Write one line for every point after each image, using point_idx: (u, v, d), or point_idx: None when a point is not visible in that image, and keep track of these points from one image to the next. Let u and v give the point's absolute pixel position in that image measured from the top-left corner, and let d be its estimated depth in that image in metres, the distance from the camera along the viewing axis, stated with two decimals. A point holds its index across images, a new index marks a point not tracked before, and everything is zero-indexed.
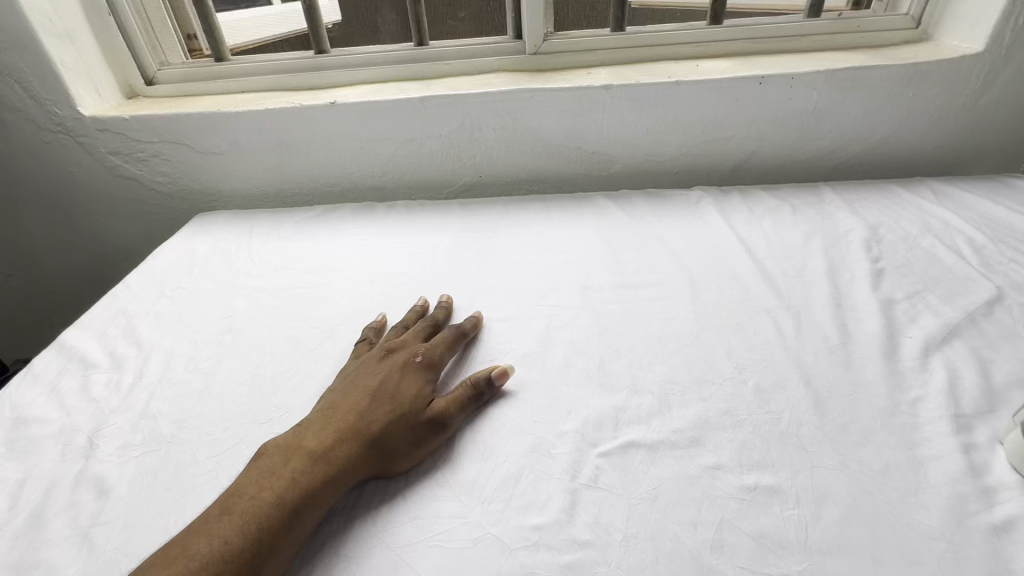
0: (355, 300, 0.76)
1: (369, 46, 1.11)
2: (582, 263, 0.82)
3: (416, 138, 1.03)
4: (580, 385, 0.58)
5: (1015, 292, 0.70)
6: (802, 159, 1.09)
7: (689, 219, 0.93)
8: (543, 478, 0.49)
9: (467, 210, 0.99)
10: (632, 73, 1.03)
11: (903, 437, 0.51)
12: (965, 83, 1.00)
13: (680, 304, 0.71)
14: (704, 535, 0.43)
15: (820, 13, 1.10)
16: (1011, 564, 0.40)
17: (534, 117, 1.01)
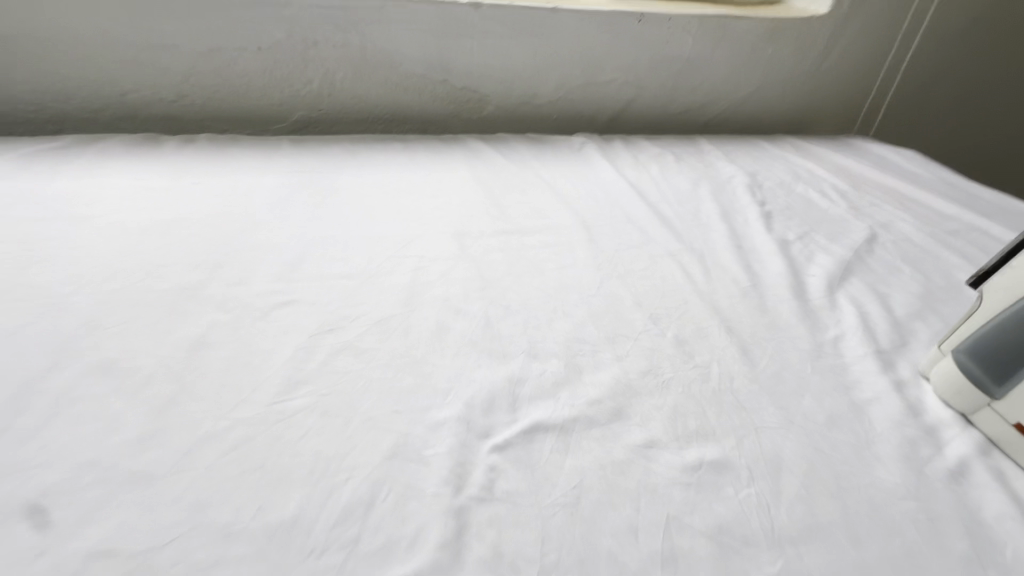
0: (106, 257, 0.49)
1: None
2: (454, 208, 0.65)
3: (221, 50, 0.76)
4: (460, 354, 0.42)
5: (885, 231, 0.71)
6: (677, 112, 1.05)
7: (574, 164, 0.81)
8: (410, 498, 0.32)
9: (303, 145, 0.75)
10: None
11: (837, 381, 0.44)
12: (814, 44, 1.04)
13: (577, 251, 0.58)
14: (649, 547, 0.30)
15: None
16: (980, 515, 0.34)
17: (387, 35, 0.81)
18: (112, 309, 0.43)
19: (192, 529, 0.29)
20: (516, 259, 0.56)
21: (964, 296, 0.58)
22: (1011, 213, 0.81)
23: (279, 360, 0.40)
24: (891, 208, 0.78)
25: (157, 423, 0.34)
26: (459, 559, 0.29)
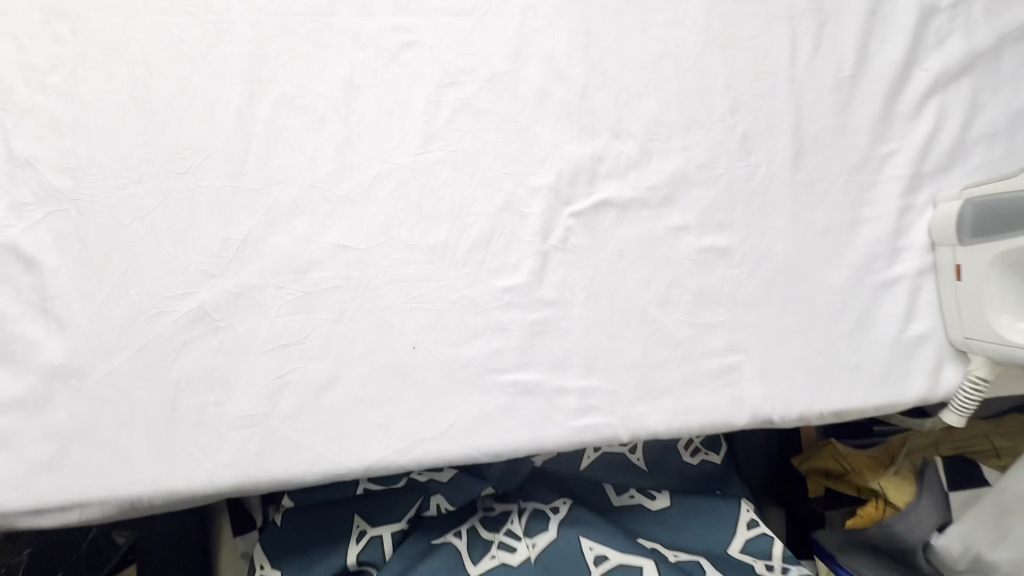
0: (321, 241, 0.54)
1: (48, 256, 0.51)
2: (481, 31, 0.59)
3: (132, 69, 0.55)
4: (653, 278, 0.58)
5: (886, 18, 0.65)
6: None
7: (508, 33, 0.59)
8: (689, 398, 0.56)
9: (263, 16, 0.57)
10: (197, 21, 0.56)
11: (882, 282, 0.60)
12: None
13: (677, 48, 0.61)
14: (730, 422, 0.56)
15: None
16: (918, 296, 0.60)
17: None
18: (409, 325, 0.54)
19: (480, 405, 0.54)
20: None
21: (936, 70, 0.65)
22: None
23: (472, 334, 0.55)
24: None
25: (391, 424, 0.53)
26: (671, 370, 0.57)
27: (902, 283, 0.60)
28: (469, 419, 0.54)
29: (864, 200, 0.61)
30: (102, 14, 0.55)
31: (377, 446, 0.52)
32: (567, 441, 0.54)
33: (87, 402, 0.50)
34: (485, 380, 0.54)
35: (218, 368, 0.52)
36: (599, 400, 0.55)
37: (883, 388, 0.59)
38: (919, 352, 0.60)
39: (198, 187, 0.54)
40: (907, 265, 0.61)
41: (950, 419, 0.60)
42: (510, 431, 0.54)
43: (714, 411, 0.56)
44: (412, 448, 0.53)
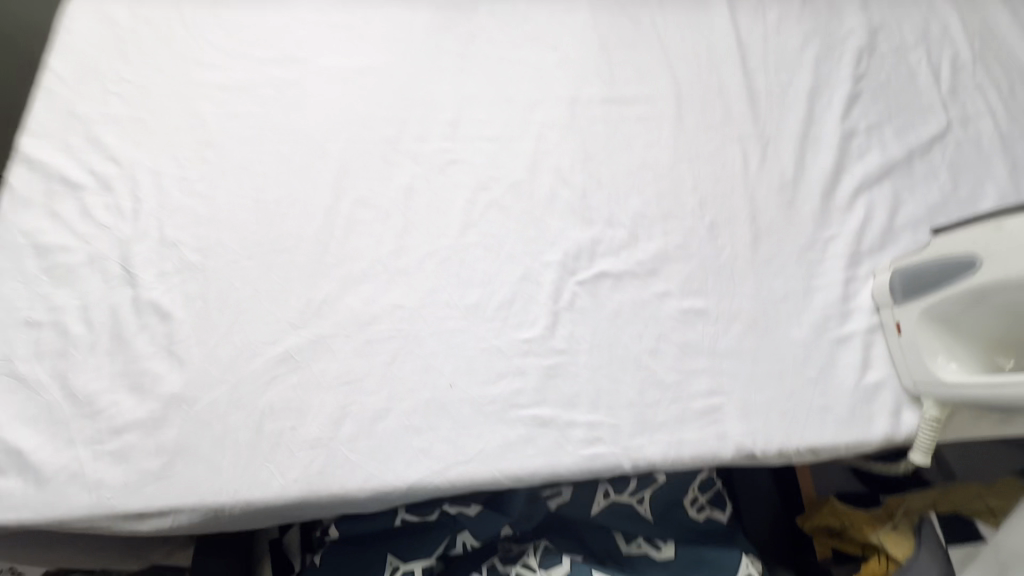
0: (382, 302, 0.70)
1: (177, 311, 0.67)
2: (506, 152, 0.80)
3: (254, 180, 0.75)
4: (644, 333, 0.71)
5: (814, 139, 0.85)
6: (560, 87, 0.85)
7: (526, 153, 0.80)
8: (680, 433, 0.66)
9: (350, 144, 0.79)
10: (303, 147, 0.78)
11: (838, 338, 0.72)
12: (701, 18, 0.93)
13: (654, 162, 0.81)
14: (717, 455, 0.66)
15: (410, 34, 0.88)
16: (870, 349, 0.72)
17: (334, 116, 0.80)
18: (447, 368, 0.67)
19: (504, 435, 0.65)
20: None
21: (859, 175, 0.83)
22: (900, 100, 0.90)
23: (497, 376, 0.68)
24: (823, 105, 0.88)
25: (430, 449, 0.64)
26: (663, 409, 0.67)
27: (855, 338, 0.72)
28: (495, 446, 0.64)
29: (815, 272, 0.76)
30: (237, 144, 0.77)
31: (418, 468, 0.63)
32: (576, 467, 0.64)
33: (192, 425, 0.62)
34: (508, 414, 0.66)
35: (295, 399, 0.65)
36: (603, 432, 0.66)
37: (850, 428, 0.68)
38: (878, 397, 0.70)
39: (293, 262, 0.71)
40: (858, 324, 0.73)
41: (916, 458, 0.68)
42: (528, 457, 0.64)
43: (702, 444, 0.66)
44: (447, 470, 0.63)
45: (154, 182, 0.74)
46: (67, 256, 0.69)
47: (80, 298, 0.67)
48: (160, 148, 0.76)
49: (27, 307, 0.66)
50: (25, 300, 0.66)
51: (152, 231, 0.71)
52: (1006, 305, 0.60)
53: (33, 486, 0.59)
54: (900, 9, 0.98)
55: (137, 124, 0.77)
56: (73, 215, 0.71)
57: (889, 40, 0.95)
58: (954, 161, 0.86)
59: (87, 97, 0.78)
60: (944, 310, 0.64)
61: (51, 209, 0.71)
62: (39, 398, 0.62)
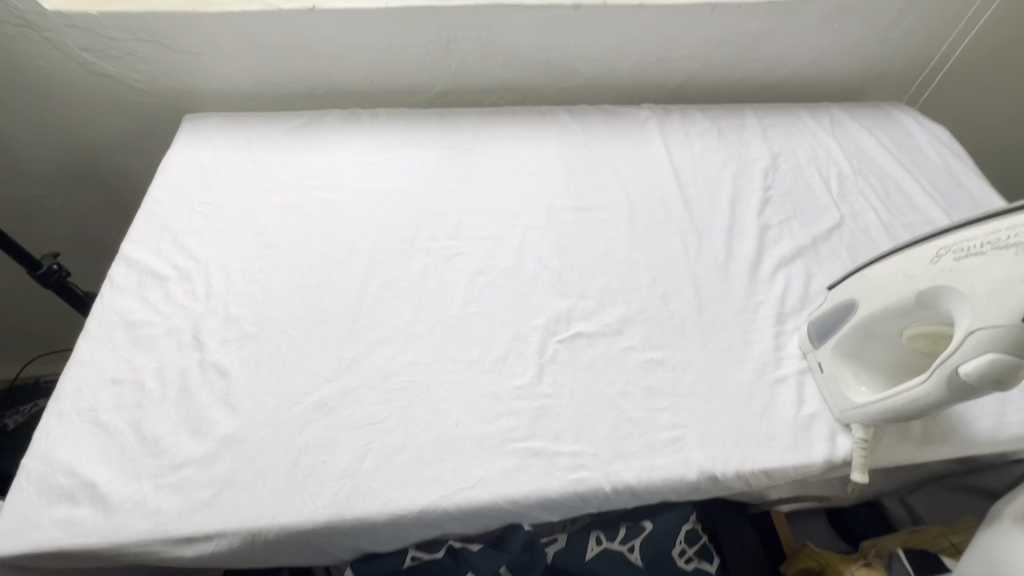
0: (400, 357, 0.86)
1: (237, 367, 0.83)
2: (498, 245, 1.03)
3: (302, 267, 0.96)
4: (615, 378, 0.86)
5: (738, 230, 1.09)
6: (540, 198, 1.12)
7: (515, 245, 1.03)
8: (650, 459, 0.78)
9: (377, 241, 1.02)
10: (340, 244, 1.01)
11: (775, 378, 0.88)
12: (642, 148, 1.24)
13: (615, 249, 1.04)
14: (683, 477, 0.78)
15: (427, 164, 1.17)
16: (802, 387, 0.87)
17: (367, 221, 1.05)
18: (454, 409, 0.81)
19: (502, 464, 0.77)
20: (386, 86, 1.31)
21: (776, 256, 1.05)
22: (802, 201, 1.17)
23: (495, 414, 0.81)
24: (742, 206, 1.14)
25: (438, 477, 0.75)
26: (634, 438, 0.80)
27: (789, 379, 0.88)
28: (495, 474, 0.76)
29: (750, 329, 0.94)
30: (290, 245, 0.99)
31: (428, 493, 0.74)
32: (564, 490, 0.75)
33: (240, 459, 0.74)
34: (504, 446, 0.78)
35: (327, 438, 0.77)
36: (586, 459, 0.78)
37: (794, 452, 0.81)
38: (815, 426, 0.83)
39: (329, 329, 0.89)
40: (790, 367, 0.89)
41: (856, 476, 0.80)
42: (523, 482, 0.75)
43: (670, 468, 0.78)
44: (453, 495, 0.74)
45: (223, 273, 0.94)
46: (150, 329, 0.86)
47: (157, 360, 0.83)
48: (230, 248, 0.98)
49: (113, 368, 0.82)
50: (113, 363, 0.82)
51: (219, 309, 0.90)
52: (888, 337, 0.78)
53: (101, 514, 0.69)
54: (793, 141, 1.31)
55: (216, 230, 1.01)
56: (158, 298, 0.90)
57: (788, 161, 1.25)
58: (850, 245, 1.10)
59: (177, 215, 1.02)
60: (847, 347, 0.82)
61: (142, 295, 0.90)
62: (115, 441, 0.75)
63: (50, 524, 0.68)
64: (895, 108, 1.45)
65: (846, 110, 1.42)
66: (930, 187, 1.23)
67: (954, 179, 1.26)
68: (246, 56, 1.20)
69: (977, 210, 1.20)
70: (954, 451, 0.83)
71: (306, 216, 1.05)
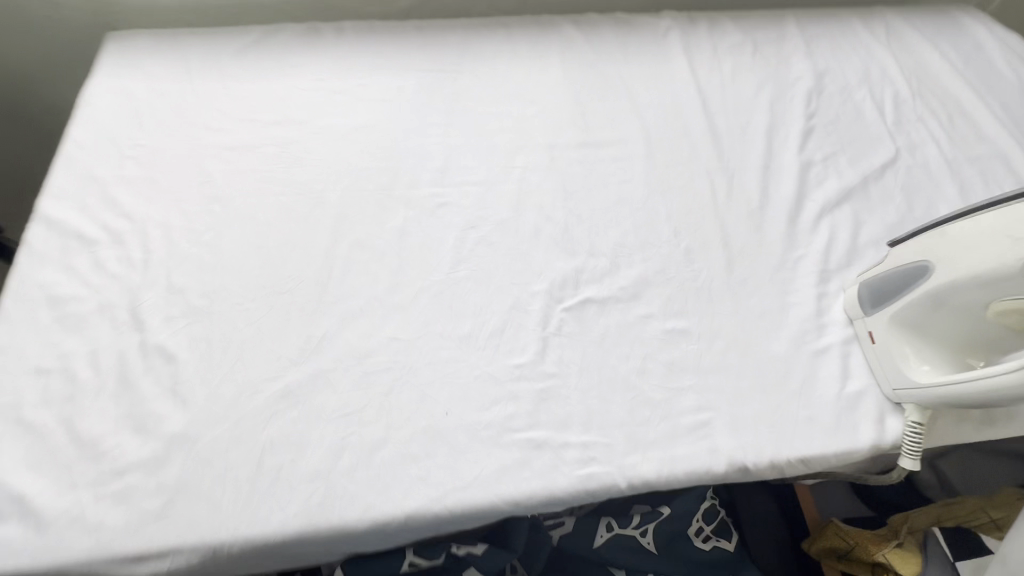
0: (379, 333, 0.73)
1: (186, 350, 0.70)
2: (492, 192, 0.86)
3: (258, 224, 0.81)
4: (632, 353, 0.74)
5: (776, 169, 0.92)
6: (540, 132, 0.94)
7: (511, 191, 0.87)
8: (672, 449, 0.68)
9: (347, 189, 0.85)
10: (303, 193, 0.84)
11: (817, 350, 0.76)
12: (662, 68, 1.03)
13: (630, 194, 0.88)
14: (710, 470, 0.68)
15: (403, 92, 0.97)
16: (848, 360, 0.75)
17: (334, 165, 0.88)
18: (444, 395, 0.70)
19: (500, 460, 0.66)
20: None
21: (820, 200, 0.89)
22: (852, 131, 0.98)
23: (490, 400, 0.70)
24: (780, 139, 0.96)
25: (427, 477, 0.65)
26: (654, 426, 0.69)
27: (833, 349, 0.76)
28: (493, 472, 0.65)
29: (788, 290, 0.80)
30: (242, 197, 0.83)
31: (415, 497, 0.64)
32: (573, 487, 0.65)
33: (194, 462, 0.63)
34: (503, 438, 0.67)
35: (295, 433, 0.66)
36: (598, 451, 0.67)
37: (836, 436, 0.70)
38: (861, 406, 0.72)
39: (293, 301, 0.75)
40: (834, 335, 0.77)
41: (905, 463, 0.70)
42: (526, 479, 0.65)
43: (694, 459, 0.68)
44: (443, 498, 0.64)
45: (164, 234, 0.79)
46: (78, 305, 0.72)
47: (88, 344, 0.70)
48: (170, 202, 0.82)
49: (36, 355, 0.69)
50: (36, 348, 0.69)
51: (160, 278, 0.75)
52: (964, 307, 0.65)
53: (33, 532, 0.60)
54: (842, 56, 1.09)
55: (152, 181, 0.83)
56: (85, 266, 0.75)
57: (835, 82, 1.05)
58: (906, 184, 0.93)
59: (104, 161, 0.85)
60: (909, 317, 0.69)
61: (66, 263, 0.75)
62: (44, 443, 0.64)
63: None
64: (962, 13, 1.21)
65: (905, 16, 1.19)
66: (1001, 111, 1.04)
67: None
68: None
69: None
70: (1017, 430, 0.73)
71: (261, 160, 0.87)
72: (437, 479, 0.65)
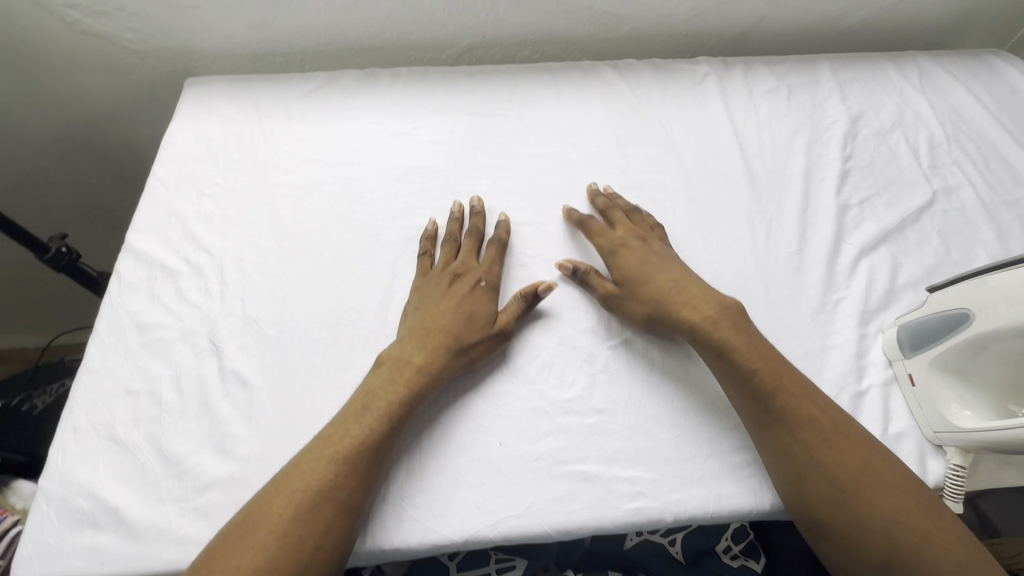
0: None
1: (260, 377, 0.76)
2: (540, 232, 0.92)
3: (324, 259, 0.87)
4: (675, 390, 0.77)
5: (812, 212, 0.96)
6: (584, 175, 0.99)
7: (557, 231, 0.92)
8: (713, 485, 0.71)
9: (405, 227, 0.91)
10: (364, 230, 0.91)
11: (857, 391, 0.78)
12: (700, 113, 1.08)
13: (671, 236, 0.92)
14: (750, 507, 0.71)
15: (456, 134, 1.04)
16: (888, 402, 0.77)
17: (392, 203, 0.94)
18: (497, 426, 0.74)
19: (550, 491, 0.70)
20: (406, 40, 1.15)
21: (857, 243, 0.92)
22: (886, 176, 1.02)
23: (541, 433, 0.74)
24: (816, 182, 1.00)
25: (482, 506, 0.69)
26: (696, 463, 0.73)
27: (872, 391, 0.78)
28: (545, 502, 0.69)
29: (827, 332, 0.83)
30: (309, 233, 0.90)
31: (471, 523, 0.68)
32: (620, 519, 0.69)
33: None
34: (553, 470, 0.71)
35: None
36: (643, 486, 0.71)
37: None
38: (903, 448, 0.74)
39: (357, 333, 0.80)
40: (874, 378, 0.79)
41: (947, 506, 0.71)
42: (576, 510, 0.69)
43: (735, 495, 0.71)
44: (498, 526, 0.68)
45: (239, 267, 0.86)
46: (164, 332, 0.79)
47: (173, 369, 0.76)
48: (244, 238, 0.89)
49: (127, 379, 0.75)
50: (127, 371, 0.76)
51: (236, 309, 0.82)
52: (1003, 357, 0.68)
53: (125, 542, 0.65)
54: (877, 100, 1.13)
55: (228, 217, 0.91)
56: (169, 296, 0.82)
57: (869, 126, 1.09)
58: (943, 228, 0.95)
59: (185, 199, 0.93)
60: (950, 361, 0.71)
61: (152, 292, 0.83)
62: (134, 460, 0.70)
63: (74, 552, 0.64)
64: (997, 57, 1.24)
65: (939, 59, 1.22)
66: None
67: None
68: (249, 9, 1.06)
69: None
70: None
71: (326, 198, 0.94)
72: (492, 507, 0.69)
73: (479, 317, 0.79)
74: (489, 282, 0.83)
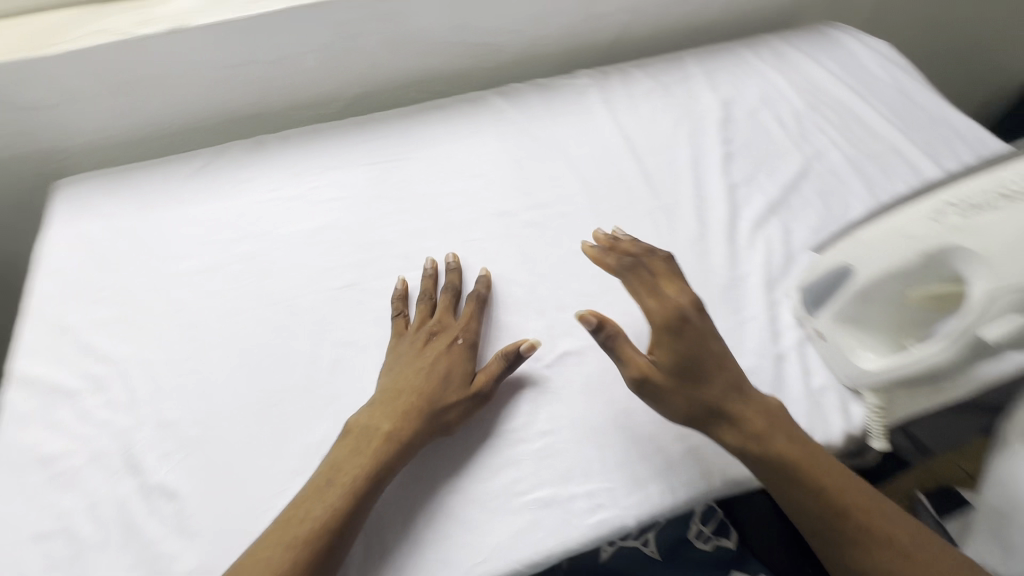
0: None
1: (189, 483, 0.71)
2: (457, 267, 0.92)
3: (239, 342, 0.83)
4: (614, 395, 0.79)
5: (706, 197, 1.02)
6: (490, 203, 1.01)
7: (473, 263, 0.93)
8: (667, 479, 0.73)
9: (319, 291, 0.89)
10: (277, 303, 0.88)
11: (777, 356, 0.83)
12: (588, 123, 1.13)
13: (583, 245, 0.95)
14: (704, 491, 0.73)
15: (357, 186, 1.03)
16: (805, 360, 0.82)
17: (303, 269, 0.92)
18: (448, 474, 0.73)
19: (513, 526, 0.69)
20: (290, 102, 1.14)
21: (750, 217, 0.99)
22: (763, 151, 1.10)
23: (493, 470, 0.73)
24: (704, 169, 1.06)
25: (448, 560, 0.67)
26: (647, 461, 0.74)
27: (790, 353, 0.83)
28: (510, 539, 0.69)
29: (741, 306, 0.88)
30: (218, 318, 0.86)
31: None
32: (585, 536, 0.69)
33: None
34: (512, 505, 0.71)
35: None
36: (602, 497, 0.72)
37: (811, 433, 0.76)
38: (827, 400, 0.79)
39: (287, 411, 0.77)
40: (790, 340, 0.84)
41: (875, 444, 0.77)
42: (541, 538, 0.69)
43: (688, 483, 0.73)
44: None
45: (146, 371, 0.80)
46: (70, 459, 0.72)
47: (87, 497, 0.70)
48: (148, 338, 0.84)
49: (35, 521, 0.68)
50: (34, 513, 0.69)
51: (150, 416, 0.76)
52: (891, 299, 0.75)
53: None
54: (742, 84, 1.23)
55: (126, 319, 0.85)
56: (71, 419, 0.76)
57: (740, 108, 1.18)
58: (821, 189, 1.04)
59: (74, 309, 0.86)
60: (849, 311, 0.77)
61: (50, 419, 0.76)
62: None
63: None
64: (835, 28, 1.38)
65: (787, 38, 1.35)
66: (885, 110, 1.18)
67: (907, 96, 1.21)
68: (113, 99, 1.01)
69: (935, 125, 1.16)
70: None
71: (231, 278, 0.90)
72: (457, 558, 0.67)
73: (456, 378, 0.77)
74: (467, 338, 0.81)
